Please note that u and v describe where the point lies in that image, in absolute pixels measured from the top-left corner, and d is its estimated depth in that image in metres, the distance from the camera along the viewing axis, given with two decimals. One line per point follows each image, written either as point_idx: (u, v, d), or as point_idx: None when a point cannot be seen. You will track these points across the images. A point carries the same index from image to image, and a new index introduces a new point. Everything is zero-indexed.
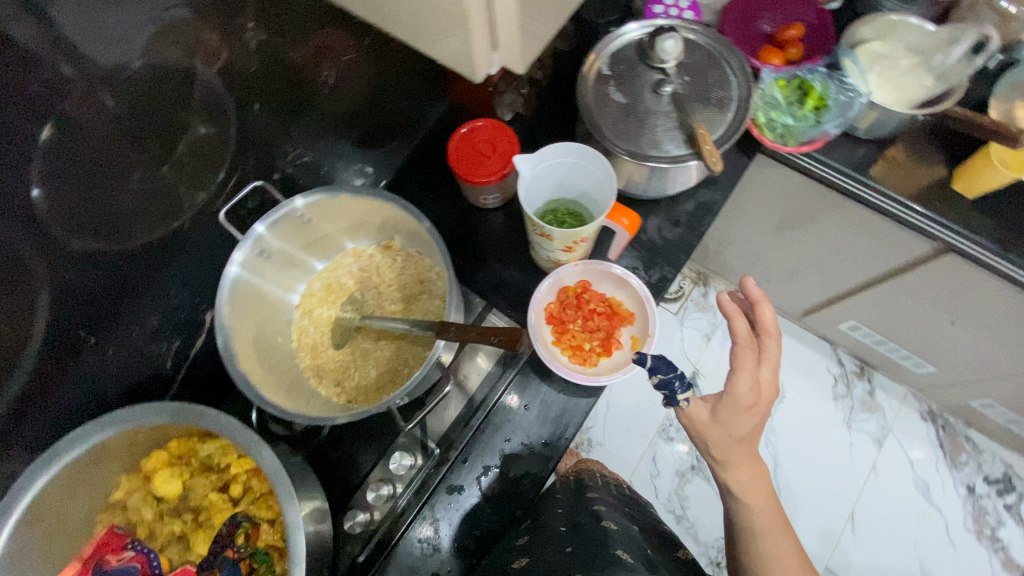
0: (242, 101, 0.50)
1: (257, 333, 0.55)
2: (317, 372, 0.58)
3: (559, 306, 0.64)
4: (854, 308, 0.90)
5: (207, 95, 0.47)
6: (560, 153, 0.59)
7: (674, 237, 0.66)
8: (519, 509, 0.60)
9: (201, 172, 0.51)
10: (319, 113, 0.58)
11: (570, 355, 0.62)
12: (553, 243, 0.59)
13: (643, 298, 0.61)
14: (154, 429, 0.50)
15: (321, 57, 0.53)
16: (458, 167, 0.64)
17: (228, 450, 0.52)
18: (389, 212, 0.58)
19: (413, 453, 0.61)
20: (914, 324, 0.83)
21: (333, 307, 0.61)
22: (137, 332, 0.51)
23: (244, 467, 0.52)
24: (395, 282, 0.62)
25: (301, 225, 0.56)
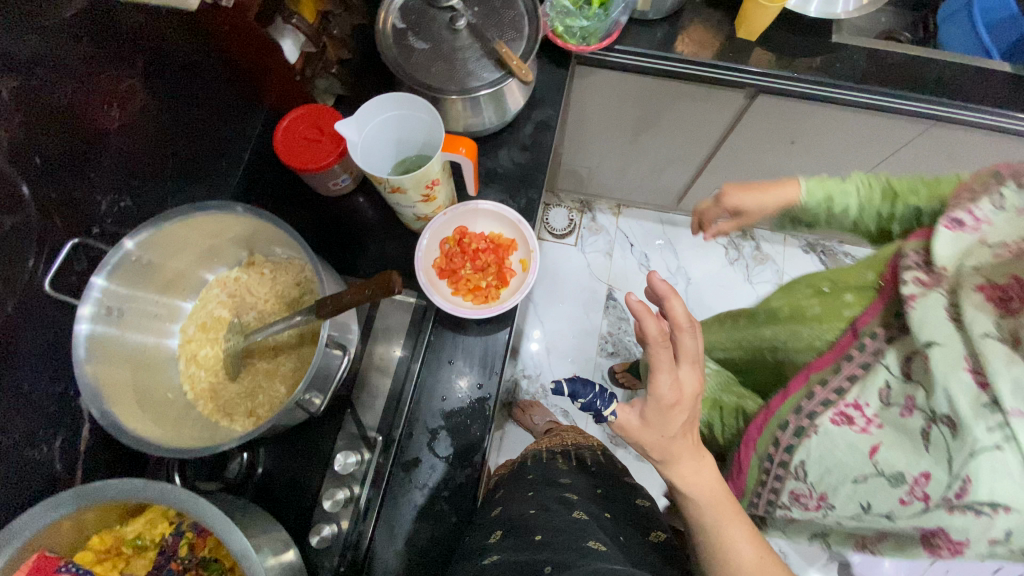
0: (20, 163, 0.45)
1: (143, 393, 0.51)
2: (225, 413, 0.55)
3: (445, 259, 0.65)
4: (719, 173, 1.06)
5: None
6: (384, 107, 0.56)
7: (526, 160, 0.71)
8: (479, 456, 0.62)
9: (9, 255, 0.45)
10: (118, 152, 0.53)
11: (473, 299, 0.64)
12: (410, 195, 0.57)
13: (516, 221, 0.65)
14: (66, 530, 0.46)
15: (96, 95, 0.50)
16: (291, 160, 0.61)
17: (156, 521, 0.50)
18: (239, 226, 0.55)
19: (357, 449, 0.58)
20: (767, 169, 1.01)
21: (217, 343, 0.57)
22: (6, 441, 0.46)
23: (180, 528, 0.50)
24: (272, 295, 0.59)
25: (143, 269, 0.51)
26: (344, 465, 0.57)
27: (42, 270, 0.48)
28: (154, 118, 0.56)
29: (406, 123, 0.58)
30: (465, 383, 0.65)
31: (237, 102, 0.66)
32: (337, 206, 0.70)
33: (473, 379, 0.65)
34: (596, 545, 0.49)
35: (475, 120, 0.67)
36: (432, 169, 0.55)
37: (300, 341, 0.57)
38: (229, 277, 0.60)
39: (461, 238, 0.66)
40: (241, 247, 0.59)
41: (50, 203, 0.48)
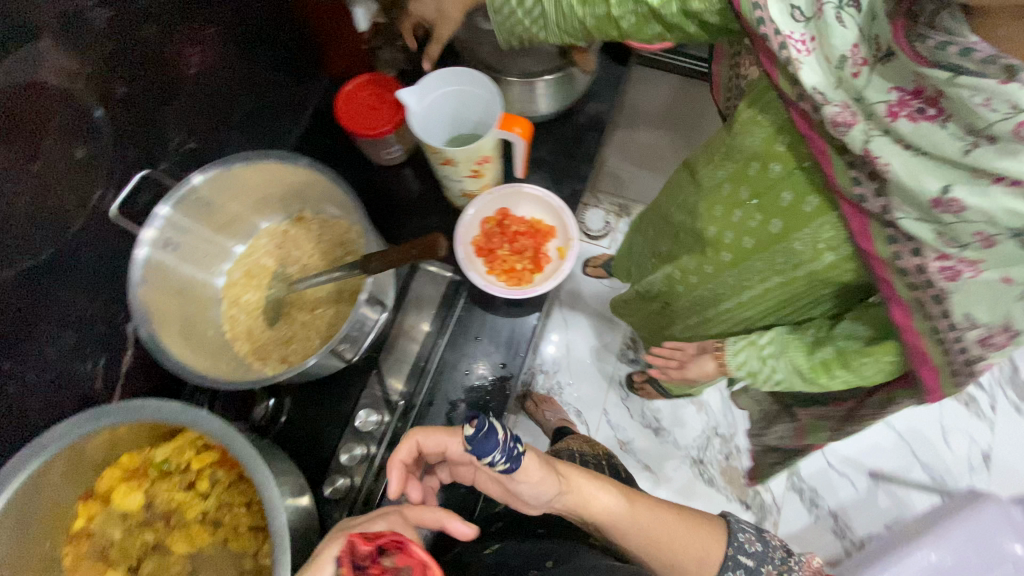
0: (103, 94, 0.47)
1: (185, 325, 0.53)
2: (259, 356, 0.56)
3: (484, 238, 0.66)
4: None
5: (62, 94, 0.44)
6: (445, 81, 0.58)
7: (574, 151, 0.72)
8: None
9: (83, 180, 0.48)
10: (192, 96, 0.56)
11: (507, 281, 0.65)
12: (459, 169, 0.59)
13: (559, 209, 0.66)
14: (99, 443, 0.49)
15: (180, 38, 0.52)
16: (351, 125, 0.63)
17: (184, 449, 0.52)
18: (295, 179, 0.57)
19: (379, 410, 0.61)
20: None
21: (259, 290, 0.59)
22: (56, 352, 0.49)
23: (205, 461, 0.52)
24: (316, 252, 0.60)
25: (201, 208, 0.54)
26: (365, 423, 0.60)
27: (109, 197, 0.51)
28: (227, 67, 0.58)
29: (465, 99, 0.60)
30: (490, 361, 0.66)
31: (303, 64, 0.69)
32: (384, 175, 0.72)
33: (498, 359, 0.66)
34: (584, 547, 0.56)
35: (529, 105, 0.68)
36: (484, 148, 0.56)
37: (338, 298, 0.58)
38: (275, 228, 0.62)
39: (501, 219, 0.67)
40: (294, 202, 0.61)
41: (125, 134, 0.51)
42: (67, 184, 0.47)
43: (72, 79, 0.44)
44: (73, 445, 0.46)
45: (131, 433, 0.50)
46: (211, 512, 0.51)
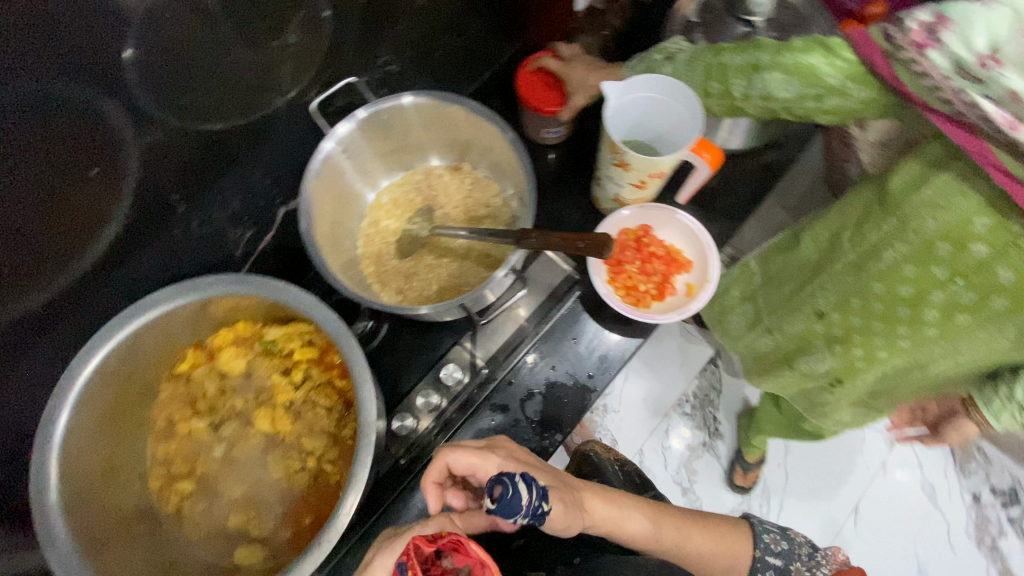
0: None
1: (332, 228, 0.57)
2: (380, 280, 0.58)
3: (618, 248, 0.65)
4: None
5: None
6: (649, 85, 0.56)
7: (735, 192, 0.70)
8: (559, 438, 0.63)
9: (297, 69, 0.52)
10: (410, 24, 0.59)
11: (622, 298, 0.63)
12: (626, 175, 0.58)
13: (705, 246, 0.64)
14: (229, 304, 0.53)
15: None
16: (525, 97, 0.64)
17: (293, 337, 0.55)
18: (474, 129, 0.58)
19: (463, 369, 0.62)
20: None
21: (400, 221, 0.61)
22: (220, 210, 0.55)
23: (307, 355, 0.54)
24: (461, 204, 0.62)
25: (384, 127, 0.56)
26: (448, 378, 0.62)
27: (315, 93, 0.56)
28: (447, 10, 0.60)
29: (658, 109, 0.58)
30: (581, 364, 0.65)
31: (512, 25, 0.68)
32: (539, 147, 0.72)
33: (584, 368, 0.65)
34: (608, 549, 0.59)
35: (711, 135, 0.66)
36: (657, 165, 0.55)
37: (468, 254, 0.59)
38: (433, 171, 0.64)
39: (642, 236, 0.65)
40: (460, 150, 0.62)
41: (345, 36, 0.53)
42: (287, 70, 0.51)
43: None
44: (210, 298, 0.51)
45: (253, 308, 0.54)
46: (297, 403, 0.54)
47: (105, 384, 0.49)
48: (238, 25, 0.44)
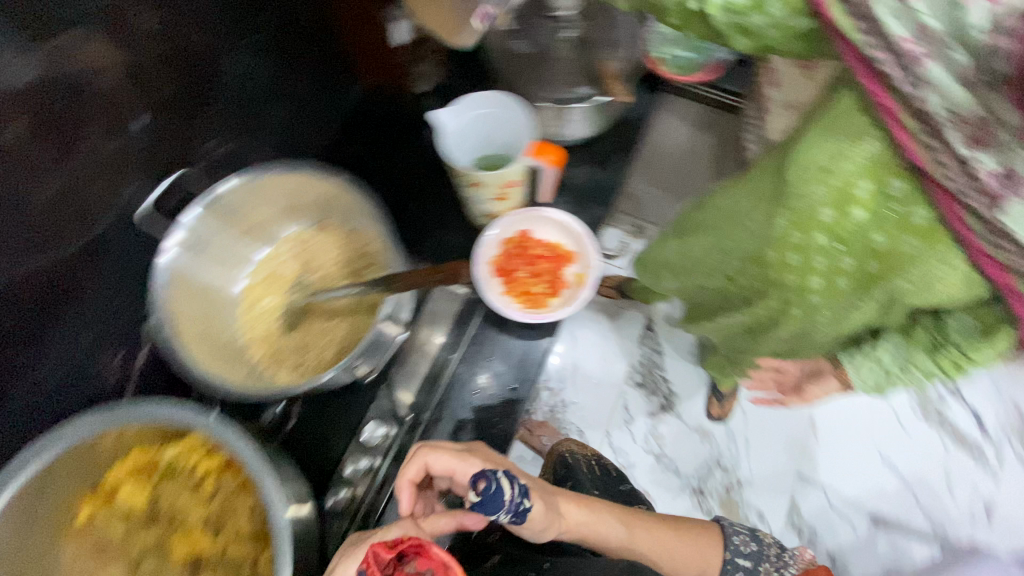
0: (134, 96, 0.48)
1: (201, 328, 0.53)
2: (273, 360, 0.56)
3: (503, 258, 0.66)
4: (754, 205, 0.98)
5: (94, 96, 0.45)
6: (479, 102, 0.58)
7: (601, 177, 0.72)
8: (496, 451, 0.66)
9: (113, 178, 0.49)
10: (227, 99, 0.56)
11: (521, 304, 0.64)
12: (485, 191, 0.59)
13: (582, 234, 0.66)
14: (114, 439, 0.49)
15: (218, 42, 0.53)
16: None
17: (190, 452, 0.50)
18: (325, 187, 0.57)
19: (387, 422, 0.61)
20: None
21: (279, 296, 0.59)
22: (74, 345, 0.50)
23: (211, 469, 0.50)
24: (337, 262, 0.60)
25: (226, 210, 0.54)
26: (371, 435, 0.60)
27: (139, 197, 0.52)
28: (262, 76, 0.59)
29: (495, 121, 0.59)
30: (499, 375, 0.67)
31: (340, 71, 0.67)
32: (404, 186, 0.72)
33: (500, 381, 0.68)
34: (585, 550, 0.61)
35: (558, 130, 0.68)
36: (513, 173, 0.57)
37: (356, 308, 0.58)
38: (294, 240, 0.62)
39: (519, 241, 0.66)
40: (321, 208, 0.60)
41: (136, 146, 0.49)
42: (95, 184, 0.48)
43: (111, 85, 0.46)
44: (83, 441, 0.46)
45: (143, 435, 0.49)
46: (215, 514, 0.51)
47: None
48: (18, 156, 0.42)
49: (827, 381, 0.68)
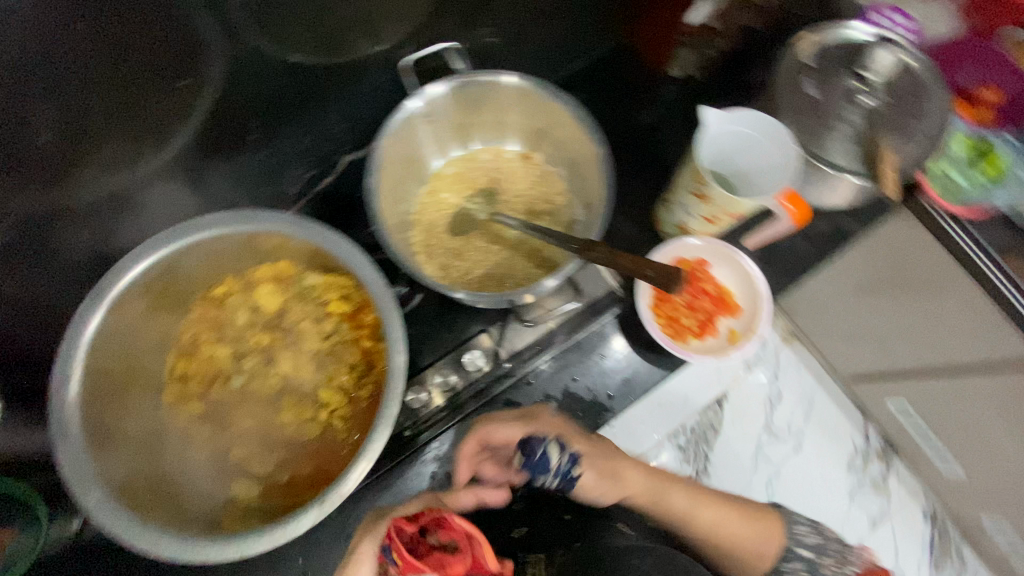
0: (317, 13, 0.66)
1: (396, 178, 0.75)
2: (424, 249, 0.78)
3: (664, 305, 0.82)
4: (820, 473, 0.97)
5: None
6: (748, 122, 0.73)
7: (803, 250, 0.90)
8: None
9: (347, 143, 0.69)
10: None
11: (671, 334, 0.81)
12: (704, 204, 0.73)
13: (758, 299, 0.81)
14: (298, 248, 0.70)
15: None
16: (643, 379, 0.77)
17: (327, 290, 0.73)
18: (550, 111, 0.74)
19: (485, 359, 0.83)
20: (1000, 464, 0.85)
21: (453, 196, 0.82)
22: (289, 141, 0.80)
23: (356, 353, 0.73)
24: (520, 195, 0.82)
25: (446, 106, 0.74)
26: (466, 366, 0.83)
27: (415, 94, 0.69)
28: None
29: (749, 145, 0.75)
30: (610, 357, 0.86)
31: None
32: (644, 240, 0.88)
33: (557, 358, 0.85)
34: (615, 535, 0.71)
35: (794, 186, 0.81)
36: (748, 208, 0.70)
37: (517, 246, 0.78)
38: (506, 152, 0.84)
39: (695, 270, 0.82)
40: (538, 137, 0.81)
41: None
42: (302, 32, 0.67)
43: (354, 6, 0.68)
44: (285, 235, 0.67)
45: (299, 251, 0.70)
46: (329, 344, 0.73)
47: (159, 279, 0.66)
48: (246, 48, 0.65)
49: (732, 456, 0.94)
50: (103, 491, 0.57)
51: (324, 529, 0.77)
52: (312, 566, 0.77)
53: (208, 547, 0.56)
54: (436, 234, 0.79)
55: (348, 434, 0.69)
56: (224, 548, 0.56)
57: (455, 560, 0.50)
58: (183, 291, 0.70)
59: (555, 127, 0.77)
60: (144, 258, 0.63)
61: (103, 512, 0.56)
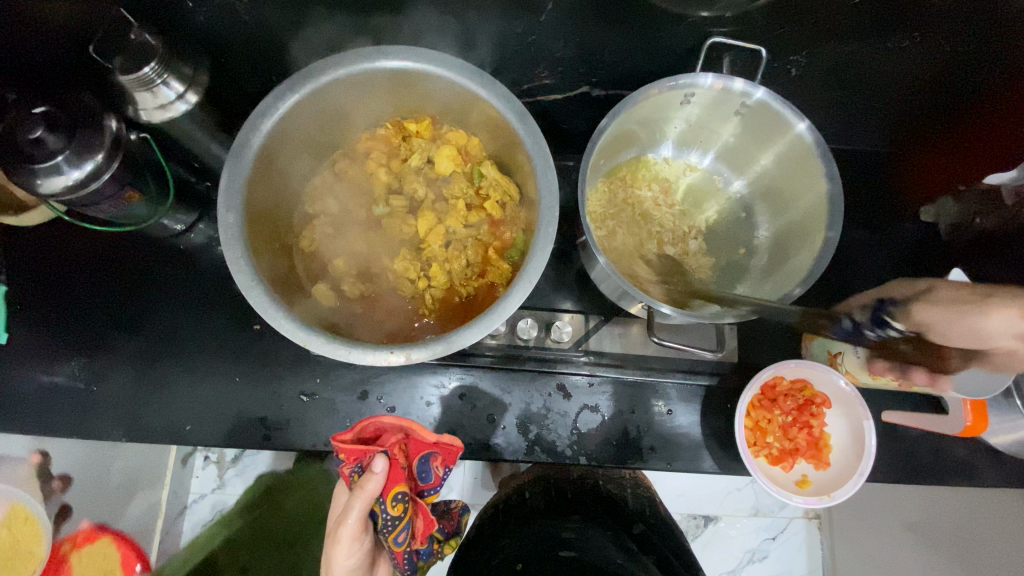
0: None
1: (626, 130, 0.71)
2: (598, 210, 0.74)
3: (761, 411, 0.77)
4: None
5: None
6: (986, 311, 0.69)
7: (930, 463, 0.80)
8: (534, 429, 0.81)
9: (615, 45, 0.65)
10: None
11: (753, 444, 0.76)
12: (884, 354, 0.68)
13: (855, 472, 0.73)
14: (500, 133, 0.70)
15: None
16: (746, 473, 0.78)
17: (493, 187, 0.74)
18: (806, 172, 0.67)
19: (569, 337, 0.82)
20: None
21: (651, 181, 0.77)
22: (551, 51, 0.71)
23: (480, 252, 0.74)
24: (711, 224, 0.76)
25: (717, 100, 0.67)
26: (550, 332, 0.82)
27: (705, 73, 0.63)
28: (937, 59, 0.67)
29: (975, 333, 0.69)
30: (674, 415, 0.81)
31: (928, 40, 0.65)
32: (781, 336, 0.83)
33: (627, 381, 0.82)
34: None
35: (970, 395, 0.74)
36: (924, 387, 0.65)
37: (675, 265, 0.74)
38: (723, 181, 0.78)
39: (814, 402, 0.77)
40: (767, 189, 0.75)
41: None
42: None
43: None
44: (500, 115, 0.66)
45: (500, 137, 0.71)
46: (463, 233, 0.74)
47: (378, 84, 0.68)
48: None
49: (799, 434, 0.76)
50: (238, 218, 0.59)
51: (352, 375, 0.81)
52: (323, 391, 0.80)
53: (284, 318, 0.58)
54: (614, 206, 0.75)
55: (432, 309, 0.73)
56: (297, 331, 0.58)
57: (389, 436, 0.72)
58: (385, 106, 0.72)
59: (795, 194, 0.70)
60: (384, 61, 0.64)
61: (230, 231, 0.59)
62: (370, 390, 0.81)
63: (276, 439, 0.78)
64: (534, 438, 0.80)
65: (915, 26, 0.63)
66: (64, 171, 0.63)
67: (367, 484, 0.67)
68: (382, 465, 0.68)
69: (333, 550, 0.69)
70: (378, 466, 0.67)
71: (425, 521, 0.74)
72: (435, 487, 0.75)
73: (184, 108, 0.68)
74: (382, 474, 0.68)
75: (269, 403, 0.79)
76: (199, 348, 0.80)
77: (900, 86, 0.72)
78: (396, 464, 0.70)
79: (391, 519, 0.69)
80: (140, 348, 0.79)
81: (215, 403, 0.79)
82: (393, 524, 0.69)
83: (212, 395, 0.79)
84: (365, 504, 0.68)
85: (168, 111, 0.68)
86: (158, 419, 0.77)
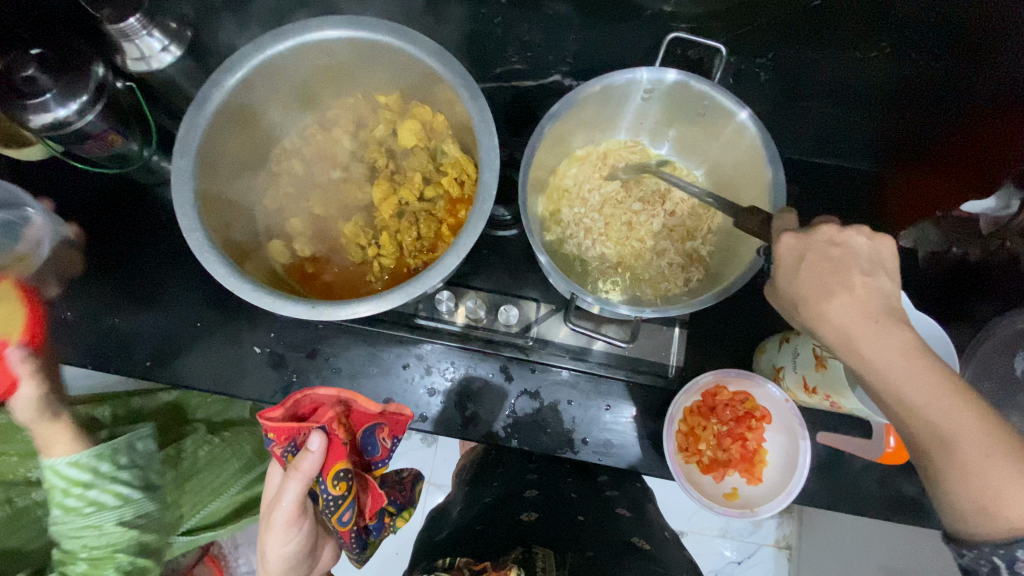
0: None
1: (582, 120, 0.71)
2: (549, 197, 0.75)
3: (698, 417, 0.76)
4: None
5: None
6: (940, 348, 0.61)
7: (874, 495, 0.77)
8: (471, 407, 0.82)
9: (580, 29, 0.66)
10: None
11: (683, 454, 0.75)
12: (818, 370, 0.66)
13: (784, 490, 0.72)
14: (459, 108, 0.71)
15: None
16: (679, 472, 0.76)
17: (450, 163, 0.75)
18: (758, 175, 0.66)
19: (517, 322, 0.83)
20: None
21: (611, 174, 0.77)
22: (521, 33, 0.72)
23: (434, 226, 0.76)
24: (665, 222, 0.76)
25: (672, 94, 0.67)
26: (498, 315, 0.83)
27: (652, 65, 0.63)
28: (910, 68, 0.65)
29: None
30: (614, 411, 0.81)
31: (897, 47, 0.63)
32: (733, 348, 0.82)
33: (571, 372, 0.82)
34: (639, 543, 0.71)
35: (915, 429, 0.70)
36: (849, 405, 0.63)
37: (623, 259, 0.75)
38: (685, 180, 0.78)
39: (753, 415, 0.76)
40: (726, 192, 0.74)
41: None
42: None
43: None
44: (455, 91, 0.67)
45: (459, 112, 0.72)
46: (418, 207, 0.76)
47: (344, 53, 0.70)
48: None
49: (732, 444, 0.75)
50: (191, 163, 0.63)
51: (305, 332, 0.84)
52: (277, 344, 0.83)
53: (218, 262, 0.61)
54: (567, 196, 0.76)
55: (379, 276, 0.75)
56: (230, 277, 0.61)
57: (326, 411, 0.61)
58: (354, 75, 0.75)
59: (747, 196, 0.69)
60: (347, 29, 0.67)
61: (181, 174, 0.63)
62: (321, 349, 0.84)
63: (229, 385, 0.82)
64: (470, 415, 0.82)
65: (874, 34, 0.63)
66: (50, 109, 0.68)
67: (303, 465, 0.57)
68: (319, 444, 0.57)
69: (268, 532, 0.62)
70: (314, 446, 0.57)
71: (374, 499, 0.65)
72: (382, 459, 0.66)
73: (167, 60, 0.74)
74: (318, 453, 0.57)
75: (226, 351, 0.83)
76: (168, 291, 0.84)
77: (872, 98, 0.71)
78: (336, 440, 0.59)
79: (333, 499, 0.59)
80: (114, 283, 0.83)
81: (174, 343, 0.83)
82: (336, 504, 0.60)
83: (173, 335, 0.83)
84: (302, 484, 0.58)
85: (151, 61, 0.73)
86: (125, 352, 0.82)
